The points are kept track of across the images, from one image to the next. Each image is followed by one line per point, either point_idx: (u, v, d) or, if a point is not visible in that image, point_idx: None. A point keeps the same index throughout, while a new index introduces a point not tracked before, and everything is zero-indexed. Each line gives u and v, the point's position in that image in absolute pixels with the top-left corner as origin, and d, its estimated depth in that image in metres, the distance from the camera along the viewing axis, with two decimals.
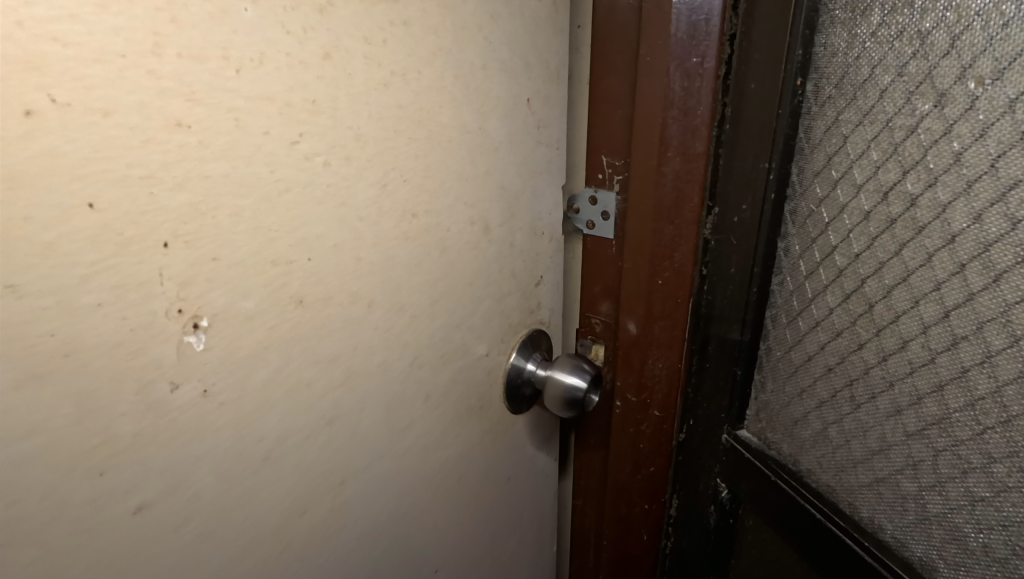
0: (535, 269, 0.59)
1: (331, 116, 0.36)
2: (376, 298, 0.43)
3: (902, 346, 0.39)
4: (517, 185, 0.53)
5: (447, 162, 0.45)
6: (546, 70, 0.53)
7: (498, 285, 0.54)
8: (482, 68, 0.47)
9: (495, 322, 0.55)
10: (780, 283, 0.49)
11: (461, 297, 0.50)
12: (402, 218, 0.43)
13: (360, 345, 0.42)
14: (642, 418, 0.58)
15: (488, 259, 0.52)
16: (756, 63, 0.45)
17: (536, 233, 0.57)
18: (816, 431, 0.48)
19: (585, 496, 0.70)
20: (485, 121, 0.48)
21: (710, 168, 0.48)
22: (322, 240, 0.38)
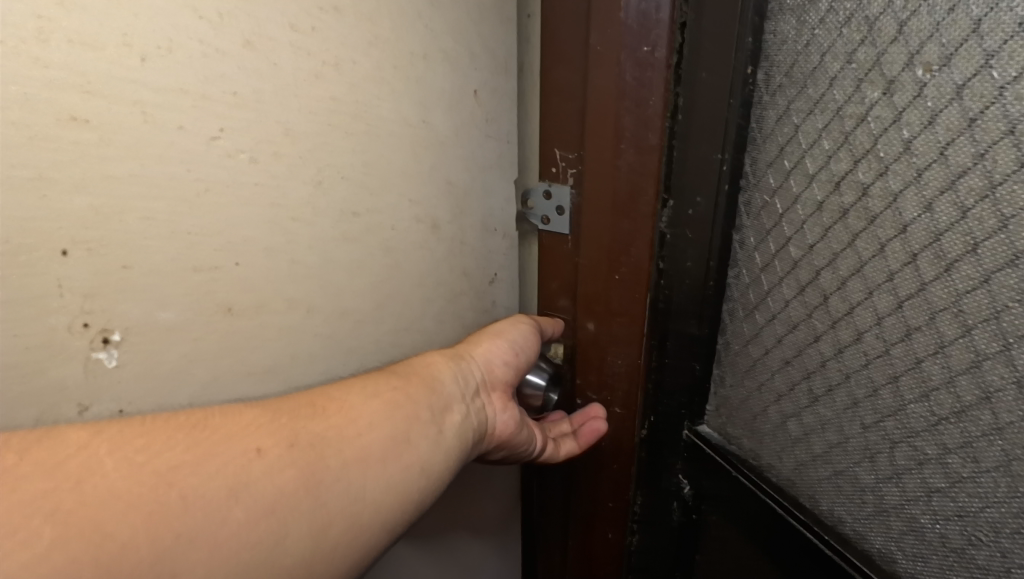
0: (490, 266, 0.57)
1: (253, 107, 0.34)
2: (315, 302, 0.41)
3: (857, 339, 0.38)
4: (467, 181, 0.51)
5: (389, 156, 0.43)
6: (495, 62, 0.52)
7: (449, 286, 0.53)
8: (424, 58, 0.44)
9: (449, 323, 0.54)
10: (735, 276, 0.49)
11: (410, 300, 0.49)
12: (341, 218, 0.41)
13: (299, 355, 0.41)
14: (606, 416, 0.59)
15: (438, 258, 0.50)
16: (706, 52, 0.44)
17: (489, 230, 0.56)
18: (773, 426, 0.47)
19: (550, 498, 0.71)
20: (429, 113, 0.46)
21: (664, 162, 0.47)
22: (251, 244, 0.36)
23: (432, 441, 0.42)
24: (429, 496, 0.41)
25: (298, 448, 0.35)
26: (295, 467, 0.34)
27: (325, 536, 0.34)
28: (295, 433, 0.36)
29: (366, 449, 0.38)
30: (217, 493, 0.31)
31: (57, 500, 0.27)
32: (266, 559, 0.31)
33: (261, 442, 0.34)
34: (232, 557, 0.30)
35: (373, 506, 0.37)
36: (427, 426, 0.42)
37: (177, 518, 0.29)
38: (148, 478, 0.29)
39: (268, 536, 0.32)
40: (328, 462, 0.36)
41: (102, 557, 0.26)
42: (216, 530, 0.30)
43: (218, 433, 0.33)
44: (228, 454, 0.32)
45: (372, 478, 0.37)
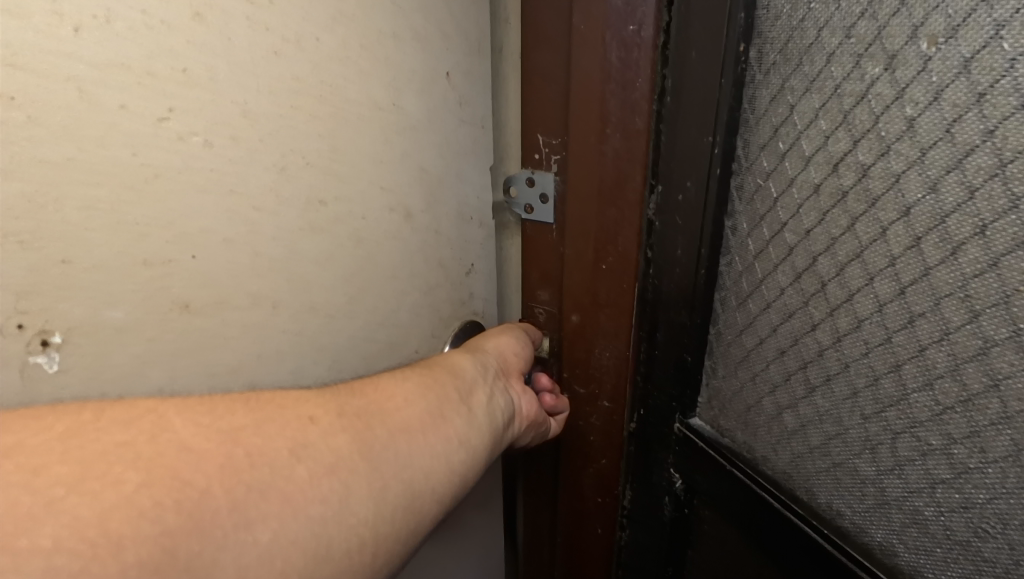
0: (467, 257, 0.58)
1: (208, 87, 0.35)
2: (282, 298, 0.43)
3: (857, 326, 0.37)
4: (440, 167, 0.52)
5: (357, 140, 0.45)
6: (467, 42, 0.52)
7: (425, 278, 0.54)
8: (393, 37, 0.45)
9: (425, 315, 0.55)
10: (728, 264, 0.47)
11: (384, 290, 0.51)
12: (308, 207, 0.43)
13: (265, 353, 0.43)
14: (592, 409, 0.60)
15: (411, 248, 0.52)
16: (696, 29, 0.42)
17: (465, 218, 0.56)
18: (768, 418, 0.46)
19: (538, 494, 0.71)
20: (401, 97, 0.47)
21: (651, 147, 0.47)
22: (207, 235, 0.37)
23: (463, 416, 0.44)
24: (470, 471, 0.43)
25: (346, 418, 0.38)
26: (346, 434, 0.36)
27: (386, 498, 0.36)
28: (341, 406, 0.38)
29: (406, 422, 0.40)
30: (279, 452, 0.33)
31: (136, 451, 0.28)
32: (334, 514, 0.33)
33: (313, 411, 0.36)
34: (302, 510, 0.31)
35: (423, 474, 0.38)
36: (455, 405, 0.45)
37: (246, 469, 0.31)
38: (217, 435, 0.31)
39: (333, 494, 0.33)
40: (375, 432, 0.38)
41: (183, 500, 0.27)
42: (283, 482, 0.32)
43: (273, 405, 0.36)
44: (285, 418, 0.35)
45: (416, 448, 0.39)
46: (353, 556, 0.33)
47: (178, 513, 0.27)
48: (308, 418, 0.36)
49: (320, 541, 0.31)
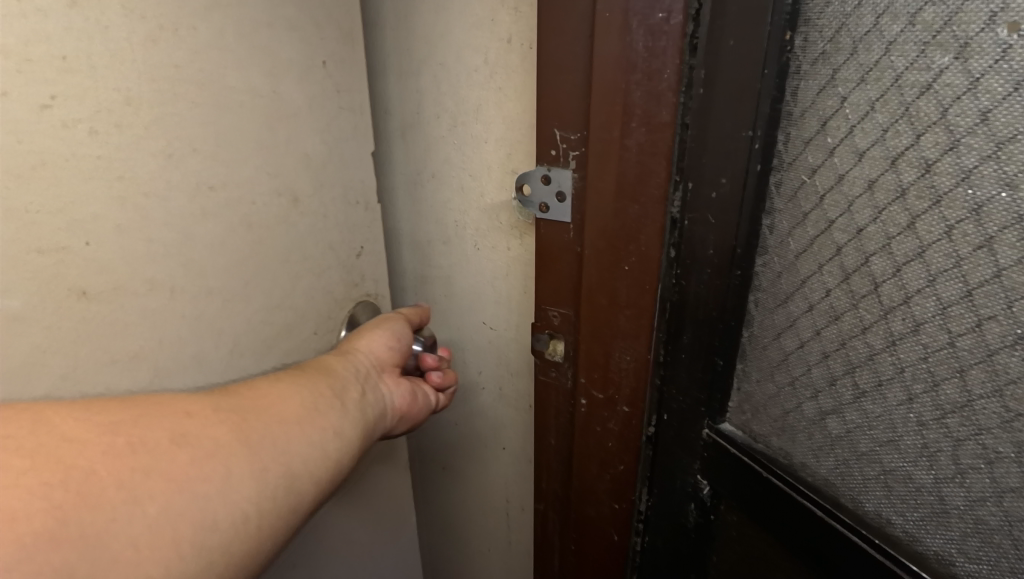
0: (354, 239, 0.64)
1: (88, 74, 0.41)
2: (178, 284, 0.49)
3: (915, 329, 0.35)
4: (322, 152, 0.58)
5: (246, 126, 0.51)
6: (340, 30, 0.57)
7: (314, 260, 0.60)
8: (267, 26, 0.51)
9: (319, 297, 0.62)
10: (764, 264, 0.45)
11: (275, 273, 0.57)
12: (196, 192, 0.49)
13: (167, 337, 0.49)
14: (609, 415, 0.57)
15: (303, 231, 0.58)
16: (734, 14, 0.39)
17: (348, 202, 0.63)
18: (808, 422, 0.44)
19: (548, 500, 0.69)
20: (281, 84, 0.53)
21: (677, 141, 0.44)
22: (98, 221, 0.43)
23: (338, 410, 0.49)
24: (345, 458, 0.48)
25: (224, 412, 0.41)
26: (225, 425, 0.41)
27: (267, 477, 0.41)
28: (218, 401, 0.42)
29: (282, 415, 0.44)
30: (160, 440, 0.37)
31: (19, 443, 0.33)
32: (218, 491, 0.38)
33: (190, 406, 0.40)
34: (186, 486, 0.36)
35: (302, 459, 0.44)
36: (330, 399, 0.49)
37: (127, 454, 0.35)
38: (97, 427, 0.36)
39: (217, 473, 0.38)
40: (253, 423, 0.42)
41: (69, 478, 0.32)
42: (169, 464, 0.36)
43: (152, 402, 0.39)
44: (164, 414, 0.39)
45: (294, 435, 0.44)
46: (235, 528, 0.38)
47: (69, 492, 0.32)
48: (186, 413, 0.40)
49: (207, 513, 0.37)
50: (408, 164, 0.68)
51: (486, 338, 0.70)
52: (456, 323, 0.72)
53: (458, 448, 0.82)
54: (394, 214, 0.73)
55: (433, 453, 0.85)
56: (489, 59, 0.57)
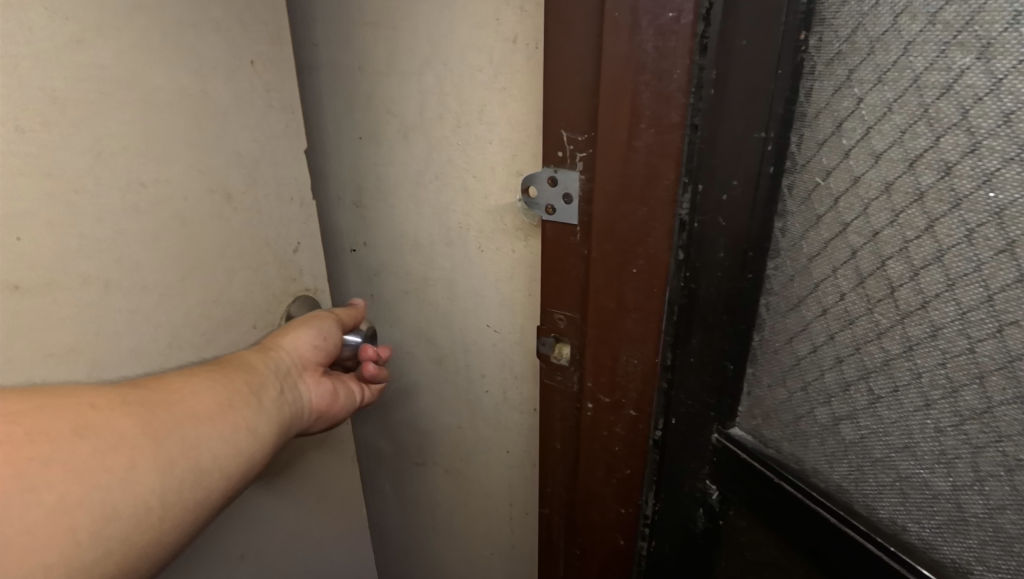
0: (291, 235, 0.64)
1: (12, 75, 0.40)
2: (112, 278, 0.48)
3: (932, 334, 0.35)
4: (255, 150, 0.58)
5: (172, 126, 0.50)
6: (267, 31, 0.57)
7: (253, 256, 0.60)
8: (193, 27, 0.51)
9: (257, 292, 0.61)
10: (775, 268, 0.44)
11: (213, 268, 0.56)
12: (128, 189, 0.48)
13: (104, 331, 0.48)
14: (615, 419, 0.56)
15: (235, 228, 0.57)
16: (747, 14, 0.38)
17: (285, 199, 0.62)
18: (821, 428, 0.44)
19: (552, 504, 0.68)
20: (208, 85, 0.53)
21: (686, 143, 0.43)
22: (29, 218, 0.42)
23: (255, 407, 0.49)
24: (258, 455, 0.49)
25: (132, 405, 0.42)
26: (133, 418, 0.41)
27: (174, 469, 0.42)
28: (125, 394, 0.42)
29: (194, 410, 0.45)
30: (62, 431, 0.38)
31: None
32: (120, 485, 0.38)
33: (94, 399, 0.40)
34: (87, 479, 0.37)
35: (213, 456, 0.45)
36: (246, 397, 0.49)
37: (26, 445, 0.36)
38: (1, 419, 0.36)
39: (121, 465, 0.39)
40: (162, 417, 0.43)
41: None
42: (71, 456, 0.37)
43: (62, 395, 0.40)
44: (68, 406, 0.39)
45: (205, 431, 0.45)
46: (136, 521, 0.39)
47: None
48: (90, 406, 0.40)
49: (109, 505, 0.37)
50: (407, 166, 0.67)
51: (490, 341, 0.69)
52: (458, 326, 0.72)
53: (459, 451, 0.81)
54: (391, 219, 0.71)
55: (433, 456, 0.85)
56: (495, 59, 0.56)
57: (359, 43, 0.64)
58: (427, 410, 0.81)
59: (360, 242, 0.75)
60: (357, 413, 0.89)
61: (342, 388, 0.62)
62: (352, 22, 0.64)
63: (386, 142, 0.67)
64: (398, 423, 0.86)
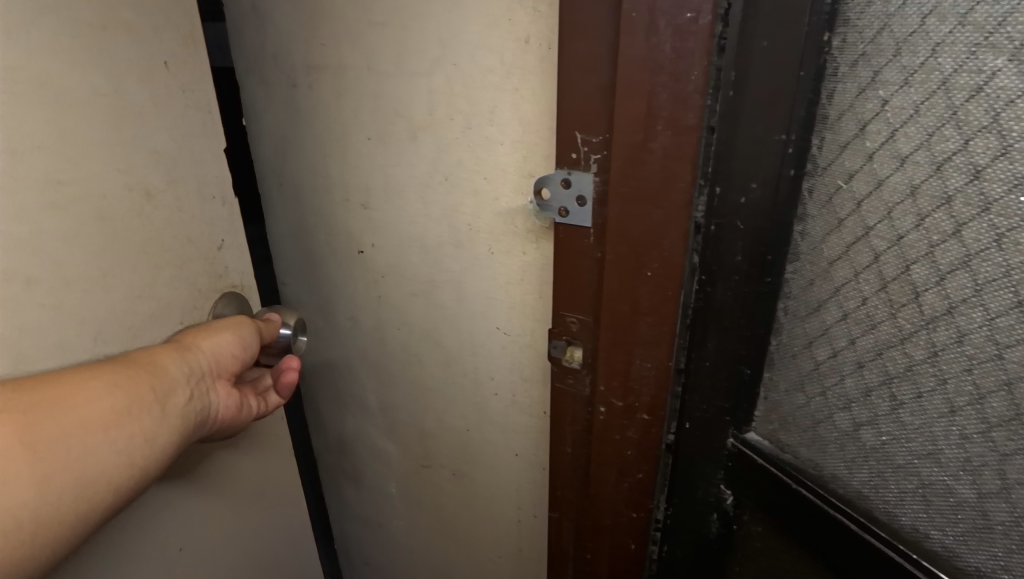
0: (215, 232, 0.59)
1: None
2: (35, 275, 0.43)
3: (959, 340, 0.35)
4: (174, 150, 0.54)
5: (89, 128, 0.46)
6: (180, 33, 0.53)
7: (176, 252, 0.55)
8: (103, 29, 0.47)
9: (184, 290, 0.56)
10: (794, 271, 0.44)
11: (138, 262, 0.51)
12: (46, 189, 0.44)
13: (27, 327, 0.43)
14: (628, 423, 0.56)
15: (157, 226, 0.53)
16: (768, 16, 0.38)
17: (205, 198, 0.58)
18: (840, 433, 0.44)
19: (561, 509, 0.67)
20: (123, 86, 0.49)
21: (703, 145, 0.43)
22: None
23: (159, 416, 0.45)
24: (155, 466, 0.45)
25: (9, 411, 0.37)
26: (11, 428, 0.37)
27: (46, 490, 0.38)
28: (6, 396, 0.38)
29: (85, 418, 0.40)
30: None
31: None
32: None
33: None
34: None
35: (100, 471, 0.41)
36: (150, 404, 0.44)
37: None
38: None
39: None
40: (46, 425, 0.38)
41: None
42: None
43: None
44: None
45: (94, 442, 0.41)
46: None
47: None
48: None
49: None
50: (414, 167, 0.66)
51: (499, 343, 0.69)
52: (466, 329, 0.71)
53: (465, 453, 0.80)
54: (400, 219, 0.70)
55: (440, 458, 0.84)
56: (507, 59, 0.55)
57: (365, 42, 0.63)
58: (433, 413, 0.81)
59: (367, 243, 0.74)
60: (362, 413, 0.89)
61: (251, 399, 0.58)
62: (357, 21, 0.63)
63: (393, 143, 0.66)
64: (404, 425, 0.85)
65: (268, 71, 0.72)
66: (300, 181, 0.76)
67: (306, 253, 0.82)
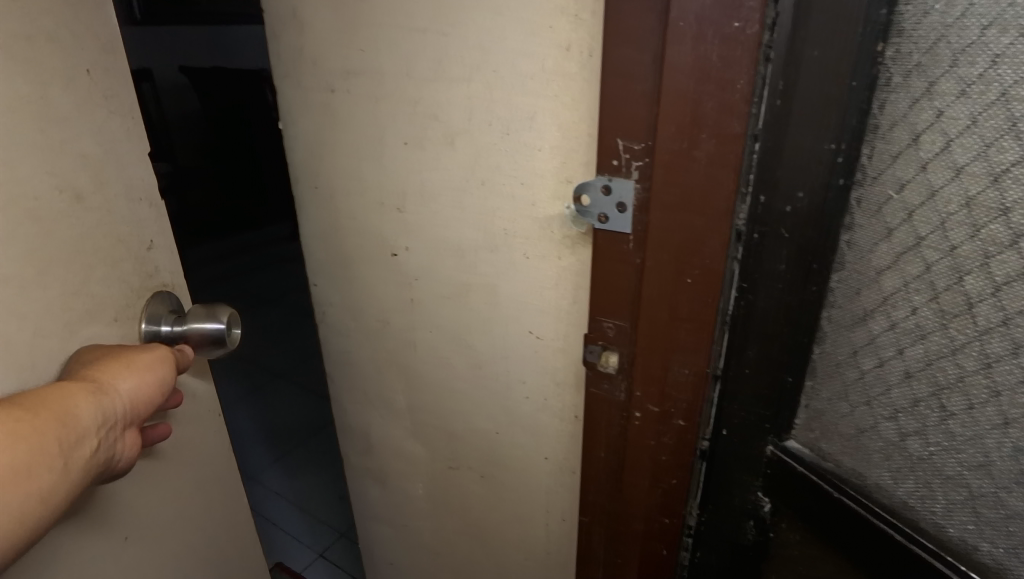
0: (144, 233, 0.55)
1: None
2: None
3: (1014, 352, 0.35)
4: (102, 153, 0.51)
5: (9, 132, 0.43)
6: (103, 41, 0.50)
7: (107, 252, 0.51)
8: (27, 39, 0.44)
9: (116, 289, 0.53)
10: (840, 281, 0.44)
11: (70, 262, 0.48)
12: None
13: None
14: (664, 429, 0.56)
15: (88, 229, 0.49)
16: (819, 26, 0.38)
17: (134, 199, 0.54)
18: (885, 443, 0.44)
19: (592, 513, 0.67)
20: (47, 90, 0.46)
21: (747, 154, 0.43)
22: None
23: (56, 475, 0.40)
24: (43, 528, 0.40)
25: None
26: None
27: None
28: None
29: None
30: None
31: None
32: None
33: None
34: None
35: None
36: (52, 460, 0.40)
37: None
38: None
39: None
40: None
41: None
42: None
43: None
44: None
45: None
46: None
47: None
48: None
49: None
50: (450, 172, 0.66)
51: (532, 348, 0.69)
52: (498, 333, 0.71)
53: (494, 456, 0.81)
54: (435, 223, 0.70)
55: (468, 460, 0.85)
56: (547, 66, 0.56)
57: (402, 47, 0.64)
58: (463, 416, 0.81)
59: (401, 246, 0.75)
60: (392, 414, 0.90)
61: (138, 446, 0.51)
62: (397, 28, 0.63)
63: (430, 148, 0.67)
64: (432, 427, 0.86)
65: (305, 76, 0.73)
66: (334, 184, 0.77)
67: (337, 255, 0.82)
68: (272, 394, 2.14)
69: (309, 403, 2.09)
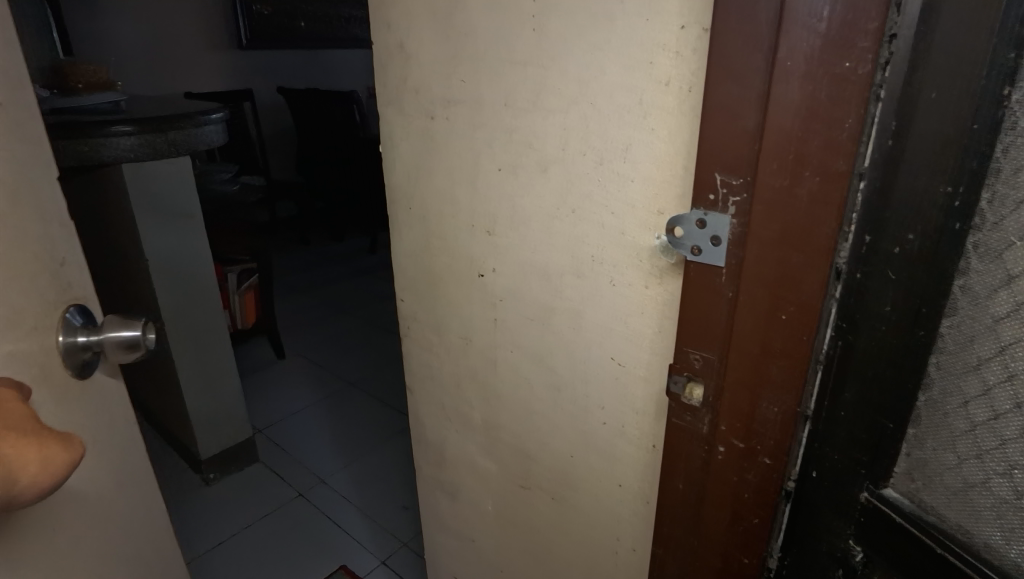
0: (55, 250, 0.54)
1: None
2: None
3: None
4: (19, 173, 0.50)
5: None
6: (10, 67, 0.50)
7: (23, 268, 0.50)
8: None
9: (35, 303, 0.51)
10: (951, 326, 0.42)
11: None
12: None
13: None
14: (749, 465, 0.55)
15: (8, 245, 0.49)
16: (938, 68, 0.38)
17: (47, 218, 0.53)
18: (998, 501, 0.42)
19: (666, 545, 0.67)
20: None
21: (853, 192, 0.43)
22: None
23: None
24: None
25: None
26: None
27: None
28: None
29: None
30: None
31: None
32: None
33: None
34: None
35: None
36: None
37: None
38: None
39: None
40: None
41: None
42: None
43: None
44: None
45: None
46: None
47: None
48: None
49: None
50: (542, 199, 0.69)
51: (613, 374, 0.70)
52: (580, 357, 0.72)
53: (566, 478, 0.81)
54: (522, 248, 0.73)
55: (540, 481, 0.85)
56: (644, 100, 0.57)
57: (502, 79, 0.67)
58: (538, 437, 0.82)
59: (489, 268, 0.78)
60: (466, 429, 0.92)
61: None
62: (499, 61, 0.66)
63: (523, 174, 0.69)
64: (506, 445, 0.88)
65: (409, 104, 0.77)
66: (427, 205, 0.81)
67: (425, 272, 0.86)
68: (347, 401, 2.23)
69: (378, 413, 2.16)
